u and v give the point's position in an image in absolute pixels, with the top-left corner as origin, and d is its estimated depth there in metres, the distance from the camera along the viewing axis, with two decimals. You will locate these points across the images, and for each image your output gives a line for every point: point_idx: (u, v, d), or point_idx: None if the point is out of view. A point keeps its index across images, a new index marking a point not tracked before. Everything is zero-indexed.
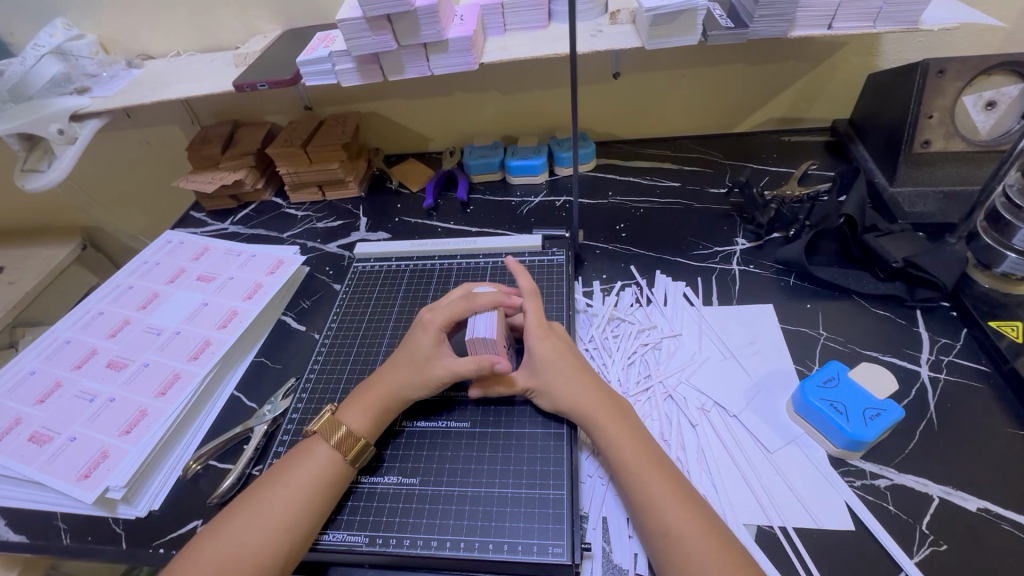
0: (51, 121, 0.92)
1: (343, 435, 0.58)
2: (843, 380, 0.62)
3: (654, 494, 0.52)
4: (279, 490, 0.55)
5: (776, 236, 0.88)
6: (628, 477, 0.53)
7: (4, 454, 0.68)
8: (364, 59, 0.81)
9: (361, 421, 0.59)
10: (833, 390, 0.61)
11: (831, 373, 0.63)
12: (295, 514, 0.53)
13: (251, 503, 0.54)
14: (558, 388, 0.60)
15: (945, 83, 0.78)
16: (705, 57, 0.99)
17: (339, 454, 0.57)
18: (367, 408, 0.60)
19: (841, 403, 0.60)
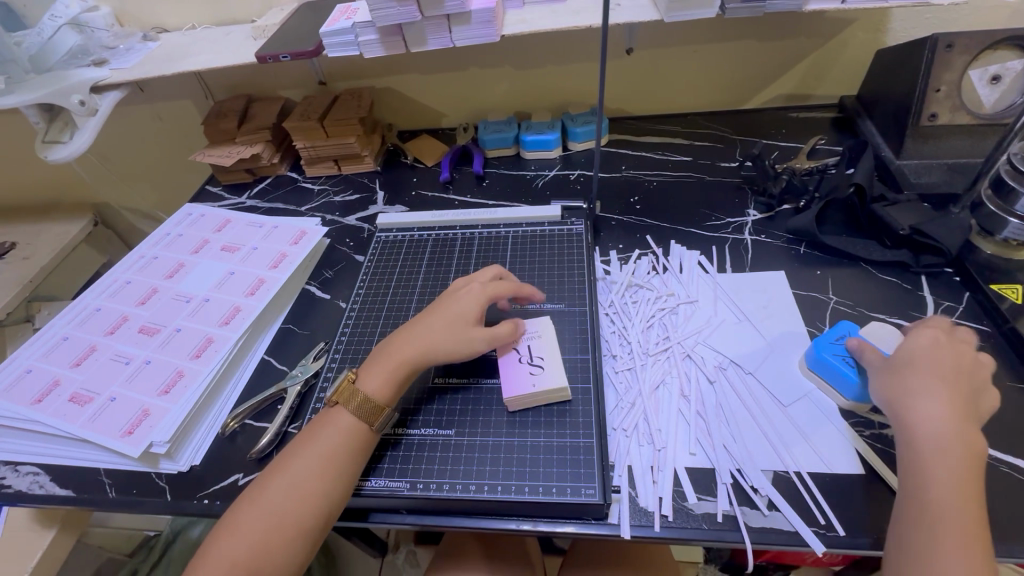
0: (72, 92, 0.93)
1: (363, 399, 0.59)
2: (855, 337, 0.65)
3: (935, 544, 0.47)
4: (308, 458, 0.56)
5: (786, 208, 0.90)
6: (928, 521, 0.48)
7: (47, 413, 0.70)
8: (387, 30, 0.83)
9: (381, 386, 0.60)
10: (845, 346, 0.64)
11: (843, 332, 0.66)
12: (328, 481, 0.55)
13: (284, 470, 0.56)
14: (913, 407, 0.54)
15: (953, 57, 0.80)
16: (718, 32, 1.01)
17: (363, 421, 0.58)
18: (387, 373, 0.61)
19: (854, 358, 0.63)
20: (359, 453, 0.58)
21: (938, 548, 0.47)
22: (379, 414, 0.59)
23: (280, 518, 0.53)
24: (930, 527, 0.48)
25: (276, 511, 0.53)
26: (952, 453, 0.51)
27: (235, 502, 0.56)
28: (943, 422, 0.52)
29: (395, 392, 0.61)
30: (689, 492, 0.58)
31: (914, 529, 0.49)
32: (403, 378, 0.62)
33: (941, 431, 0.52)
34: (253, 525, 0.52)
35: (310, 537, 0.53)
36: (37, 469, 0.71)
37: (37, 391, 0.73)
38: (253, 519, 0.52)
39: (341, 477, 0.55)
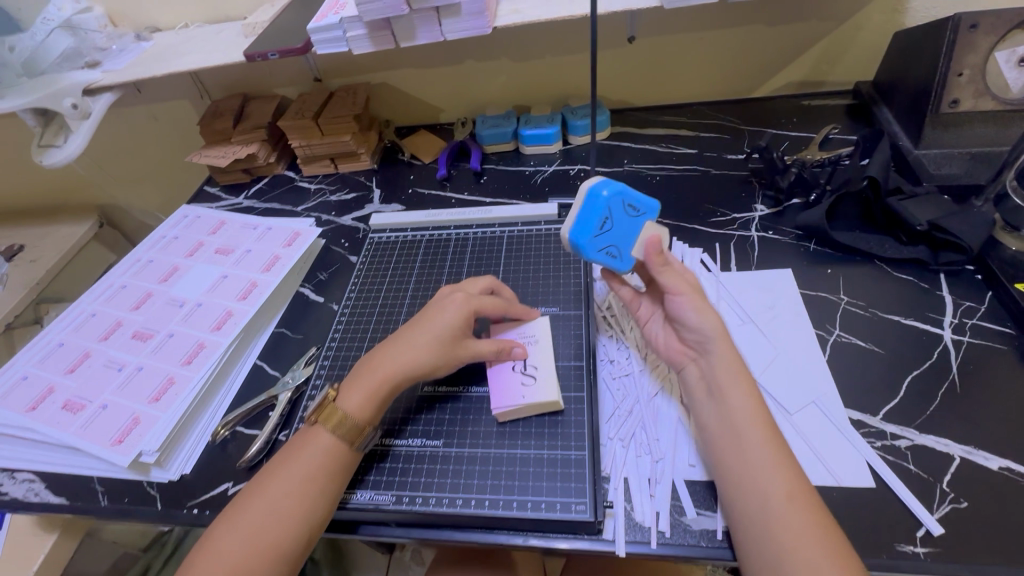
0: (64, 96, 0.92)
1: (341, 420, 0.57)
2: (631, 222, 0.61)
3: (765, 450, 0.50)
4: (284, 482, 0.54)
5: (796, 202, 0.86)
6: (750, 432, 0.51)
7: (40, 421, 0.70)
8: (375, 25, 0.80)
9: (358, 404, 0.58)
10: (607, 232, 0.60)
11: (639, 212, 0.60)
12: (305, 504, 0.53)
13: (259, 494, 0.54)
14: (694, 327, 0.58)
15: (977, 38, 0.75)
16: (724, 17, 0.96)
17: (342, 442, 0.57)
18: (367, 390, 0.59)
19: (614, 244, 0.61)
20: (336, 476, 0.56)
21: (774, 457, 0.50)
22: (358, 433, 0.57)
23: (259, 540, 0.51)
24: (747, 437, 0.51)
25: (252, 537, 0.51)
26: (740, 363, 0.56)
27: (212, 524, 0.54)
28: (725, 336, 0.57)
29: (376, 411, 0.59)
30: (688, 506, 0.55)
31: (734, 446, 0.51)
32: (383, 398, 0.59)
33: (724, 347, 0.57)
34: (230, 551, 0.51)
35: (291, 557, 0.52)
36: (33, 476, 0.71)
37: (31, 398, 0.73)
38: (230, 542, 0.51)
39: (318, 500, 0.54)
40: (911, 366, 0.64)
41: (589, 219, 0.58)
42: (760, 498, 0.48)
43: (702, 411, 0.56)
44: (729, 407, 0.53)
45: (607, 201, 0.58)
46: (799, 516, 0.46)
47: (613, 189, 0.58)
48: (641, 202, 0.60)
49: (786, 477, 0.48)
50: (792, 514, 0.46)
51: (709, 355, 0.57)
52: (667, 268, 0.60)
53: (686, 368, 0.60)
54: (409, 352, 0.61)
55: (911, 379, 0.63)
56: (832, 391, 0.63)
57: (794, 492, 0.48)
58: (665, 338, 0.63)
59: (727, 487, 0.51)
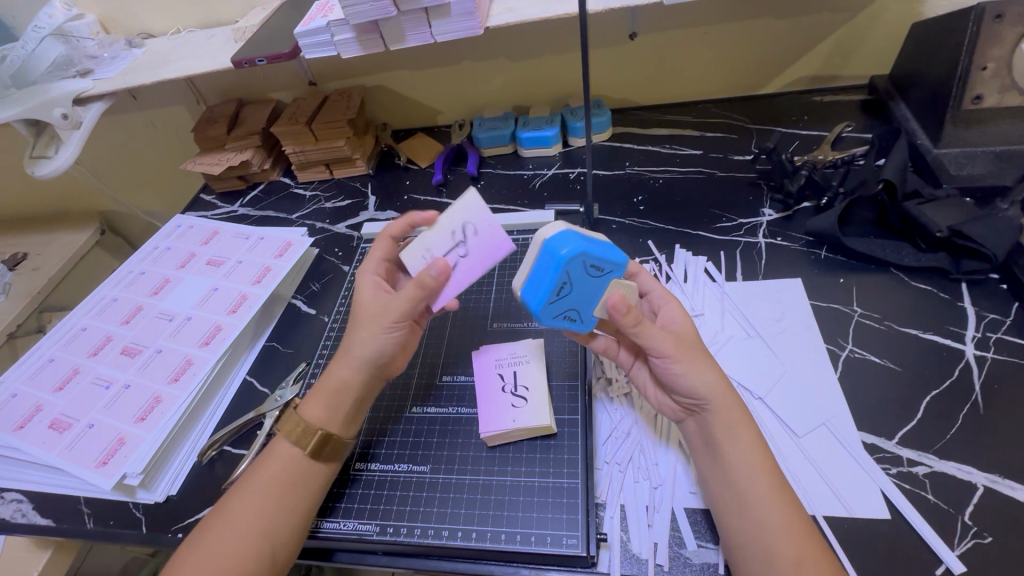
0: (54, 106, 0.91)
1: (301, 427, 0.55)
2: (593, 285, 0.54)
3: (770, 510, 0.46)
4: (246, 494, 0.52)
5: (806, 206, 0.82)
6: (752, 493, 0.47)
7: (26, 441, 0.69)
8: (363, 28, 0.77)
9: (317, 411, 0.56)
10: (563, 298, 0.54)
11: (604, 273, 0.53)
12: (269, 516, 0.51)
13: (224, 509, 0.52)
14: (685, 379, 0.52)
15: (1002, 29, 0.70)
16: (731, 10, 0.91)
17: (301, 449, 0.55)
18: (323, 394, 0.57)
19: (572, 307, 0.56)
20: (300, 486, 0.54)
21: (781, 518, 0.46)
22: (315, 438, 0.55)
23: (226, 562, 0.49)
24: (753, 492, 0.47)
25: (215, 553, 0.49)
26: (742, 416, 0.51)
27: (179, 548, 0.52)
28: (723, 391, 0.52)
29: (336, 415, 0.56)
30: (688, 538, 0.51)
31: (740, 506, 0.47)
32: (346, 400, 0.57)
33: (723, 402, 0.51)
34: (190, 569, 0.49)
35: None
36: (21, 496, 0.70)
37: (18, 417, 0.72)
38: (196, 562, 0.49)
39: (282, 513, 0.52)
40: (929, 385, 0.60)
41: (542, 288, 0.52)
42: (766, 564, 0.44)
43: (704, 467, 0.52)
44: (729, 465, 0.49)
45: (559, 266, 0.51)
46: None
47: (569, 251, 0.50)
48: (607, 260, 0.52)
49: (793, 540, 0.44)
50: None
51: (704, 413, 0.52)
52: (643, 327, 0.52)
53: (686, 423, 0.55)
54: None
55: (930, 399, 0.59)
56: (843, 411, 0.59)
57: (803, 557, 0.44)
58: (656, 393, 0.58)
59: (733, 549, 0.47)
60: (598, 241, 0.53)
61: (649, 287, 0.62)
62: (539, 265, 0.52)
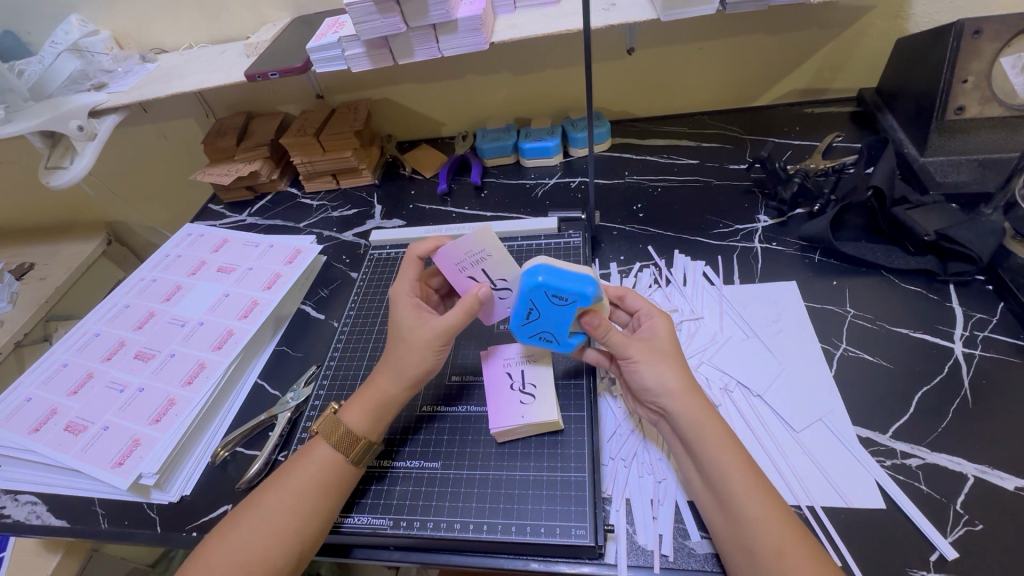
0: (71, 118, 0.94)
1: (343, 433, 0.57)
2: (560, 312, 0.57)
3: (747, 503, 0.48)
4: (279, 492, 0.54)
5: (800, 212, 0.85)
6: (727, 487, 0.49)
7: (43, 443, 0.70)
8: (373, 43, 0.81)
9: (360, 420, 0.58)
10: (535, 321, 0.59)
11: (567, 302, 0.56)
12: (300, 516, 0.53)
13: (259, 507, 0.53)
14: (651, 385, 0.55)
15: (981, 44, 0.74)
16: (725, 26, 0.95)
17: (341, 455, 0.56)
18: (368, 406, 0.59)
19: (547, 330, 0.60)
20: (331, 489, 0.55)
21: (758, 511, 0.47)
22: (356, 446, 0.57)
23: (253, 558, 0.50)
24: (731, 489, 0.49)
25: (246, 547, 0.51)
26: (709, 414, 0.53)
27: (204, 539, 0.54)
28: (685, 393, 0.54)
29: (378, 425, 0.59)
30: (692, 529, 0.53)
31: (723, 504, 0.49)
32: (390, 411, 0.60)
33: (688, 404, 0.53)
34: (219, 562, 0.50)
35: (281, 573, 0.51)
36: (36, 498, 0.71)
37: (33, 420, 0.74)
38: (225, 554, 0.51)
39: (314, 514, 0.53)
40: (921, 382, 0.62)
41: (513, 311, 0.59)
42: (751, 555, 0.46)
43: (687, 467, 0.54)
44: (704, 463, 0.51)
45: (524, 293, 0.57)
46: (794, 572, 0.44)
47: (537, 280, 0.56)
48: (569, 291, 0.56)
49: (772, 531, 0.46)
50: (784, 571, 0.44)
51: (672, 417, 0.54)
52: (609, 333, 0.57)
53: (662, 425, 0.57)
54: (404, 377, 0.60)
55: (921, 395, 0.61)
56: (840, 407, 0.61)
57: (783, 546, 0.45)
58: (635, 397, 0.61)
59: (722, 543, 0.49)
60: (569, 273, 0.57)
61: (638, 306, 0.64)
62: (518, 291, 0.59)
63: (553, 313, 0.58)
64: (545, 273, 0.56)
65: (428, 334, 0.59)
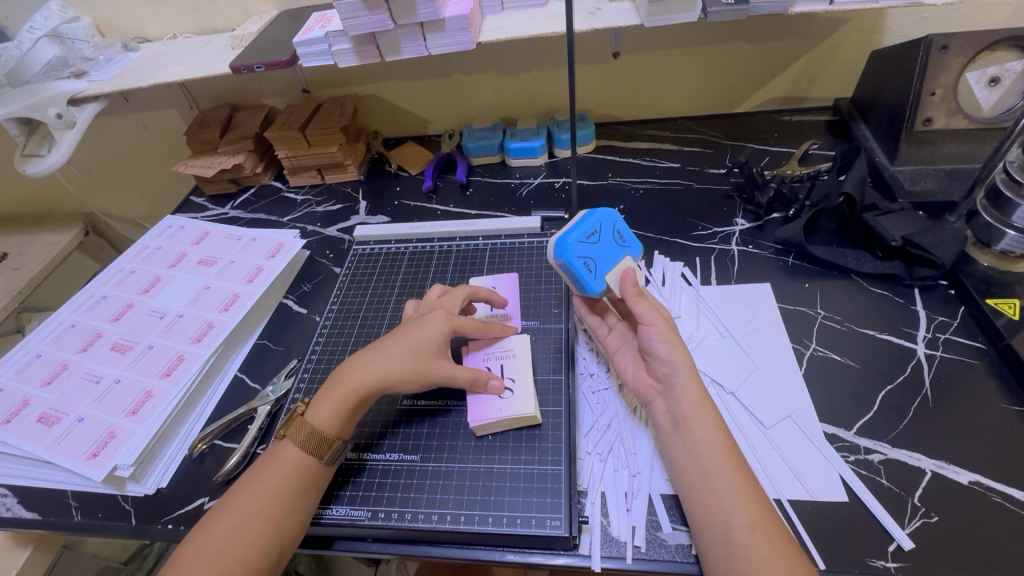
0: (49, 105, 0.92)
1: (308, 433, 0.57)
2: (611, 252, 0.64)
3: (730, 482, 0.50)
4: (262, 487, 0.55)
5: (776, 216, 0.88)
6: (713, 462, 0.51)
7: (14, 434, 0.69)
8: (360, 39, 0.81)
9: (328, 417, 0.58)
10: (590, 244, 0.63)
11: (623, 244, 0.66)
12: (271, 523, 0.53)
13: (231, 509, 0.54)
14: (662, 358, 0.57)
15: (948, 59, 0.77)
16: (706, 34, 0.97)
17: (312, 455, 0.57)
18: (336, 402, 0.59)
19: (591, 259, 0.63)
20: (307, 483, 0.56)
21: (738, 487, 0.49)
22: (328, 447, 0.57)
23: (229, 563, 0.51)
24: (717, 464, 0.51)
25: (221, 551, 0.51)
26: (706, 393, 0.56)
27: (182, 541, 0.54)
28: (692, 371, 0.56)
29: (346, 422, 0.59)
30: (664, 520, 0.54)
31: (703, 482, 0.51)
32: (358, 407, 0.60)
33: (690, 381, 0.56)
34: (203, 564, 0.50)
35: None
36: (5, 491, 0.70)
37: (6, 410, 0.72)
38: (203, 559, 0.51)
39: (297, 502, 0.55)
40: (885, 380, 0.65)
41: (583, 225, 0.63)
42: (725, 530, 0.48)
43: (669, 446, 0.55)
44: (694, 438, 0.53)
45: (593, 221, 0.64)
46: (763, 546, 0.46)
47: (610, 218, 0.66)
48: (627, 236, 0.66)
49: (748, 506, 0.48)
50: (756, 544, 0.46)
51: (676, 392, 0.56)
52: (643, 297, 0.60)
53: (654, 404, 0.59)
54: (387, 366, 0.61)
55: (886, 392, 0.64)
56: (807, 404, 0.63)
57: (757, 521, 0.47)
58: (635, 372, 0.62)
59: (695, 521, 0.50)
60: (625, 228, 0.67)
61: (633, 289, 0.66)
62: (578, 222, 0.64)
63: (601, 245, 0.64)
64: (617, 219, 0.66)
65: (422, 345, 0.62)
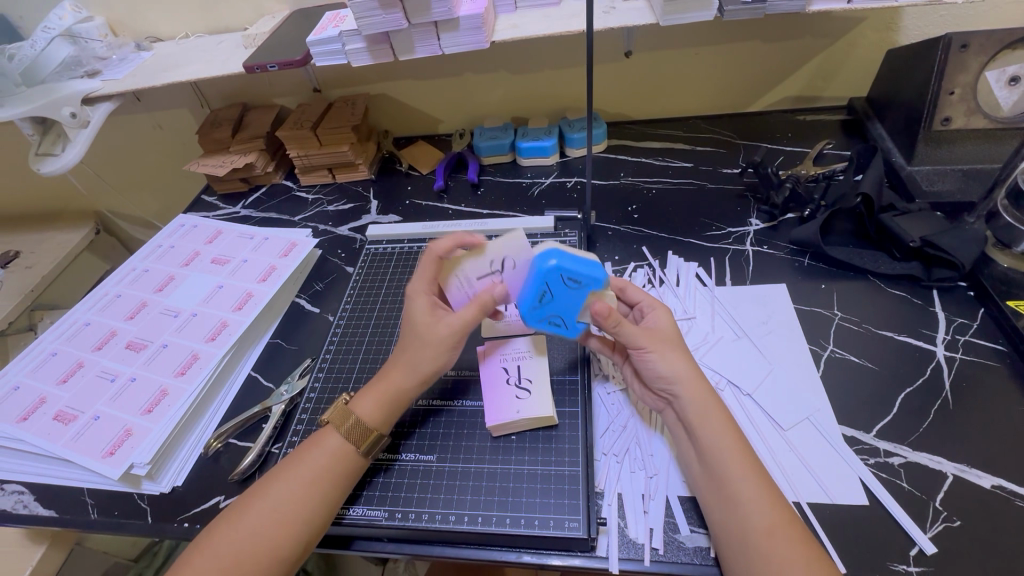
0: (64, 105, 0.93)
1: (354, 424, 0.58)
2: (574, 295, 0.59)
3: (744, 486, 0.49)
4: (291, 481, 0.54)
5: (791, 216, 0.87)
6: (724, 468, 0.51)
7: (32, 432, 0.70)
8: (373, 38, 0.81)
9: (373, 411, 0.59)
10: (547, 304, 0.60)
11: (581, 285, 0.58)
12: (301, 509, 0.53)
13: (261, 492, 0.54)
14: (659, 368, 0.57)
15: (967, 58, 0.76)
16: (720, 33, 0.96)
17: (353, 446, 0.57)
18: (380, 396, 0.60)
19: (556, 315, 0.61)
20: (344, 477, 0.56)
21: (753, 492, 0.49)
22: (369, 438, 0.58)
23: (254, 547, 0.51)
24: (728, 470, 0.51)
25: (249, 535, 0.51)
26: (712, 399, 0.55)
27: (205, 528, 0.54)
28: (692, 379, 0.56)
29: (389, 417, 0.60)
30: (682, 523, 0.54)
31: (719, 488, 0.50)
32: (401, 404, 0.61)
33: (692, 388, 0.55)
34: (226, 550, 0.51)
35: (283, 562, 0.51)
36: (22, 488, 0.70)
37: (22, 408, 0.73)
38: (229, 544, 0.51)
39: (332, 494, 0.55)
40: (904, 382, 0.64)
41: (528, 293, 0.59)
42: (742, 536, 0.48)
43: (686, 452, 0.55)
44: (704, 445, 0.53)
45: (540, 277, 0.58)
46: (782, 553, 0.45)
47: (551, 264, 0.57)
48: (583, 275, 0.58)
49: (765, 512, 0.48)
50: (774, 552, 0.46)
51: (678, 402, 0.56)
52: (622, 326, 0.57)
53: (666, 413, 0.59)
54: (404, 365, 0.61)
55: (906, 395, 0.63)
56: (826, 407, 0.63)
57: (774, 527, 0.47)
58: (640, 384, 0.62)
59: (715, 526, 0.50)
60: (580, 258, 0.58)
61: (638, 299, 0.64)
62: (528, 277, 0.59)
63: (560, 298, 0.59)
64: (565, 259, 0.57)
65: (444, 331, 0.60)
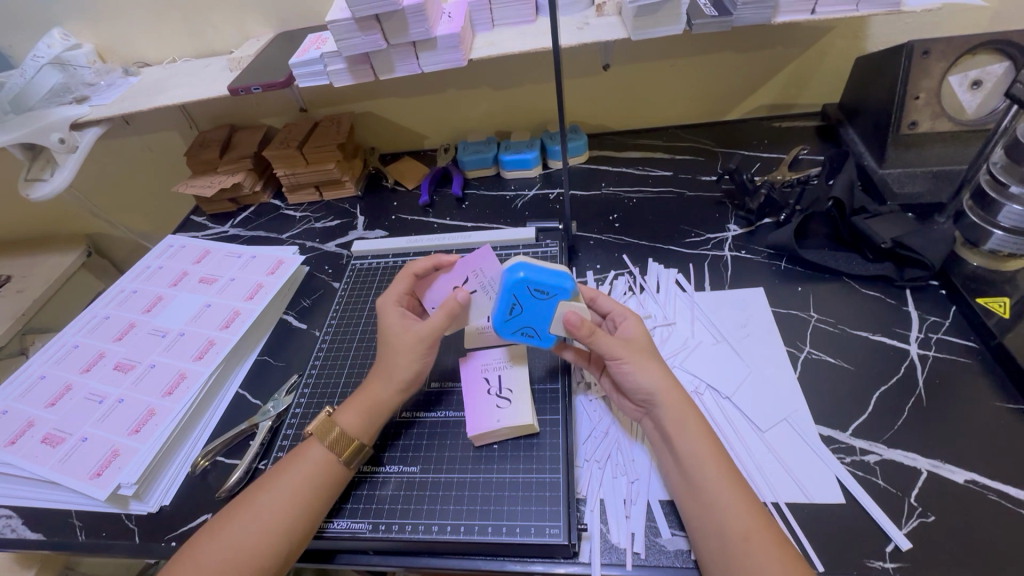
0: (52, 130, 0.94)
1: (337, 435, 0.59)
2: (542, 306, 0.61)
3: (722, 492, 0.50)
4: (270, 491, 0.55)
5: (767, 221, 0.89)
6: (701, 475, 0.52)
7: (19, 455, 0.70)
8: (354, 59, 0.83)
9: (354, 421, 0.60)
10: (517, 316, 0.61)
11: (549, 296, 0.60)
12: (285, 520, 0.54)
13: (248, 502, 0.55)
14: (639, 377, 0.58)
15: (930, 64, 0.78)
16: (694, 45, 0.99)
17: (335, 455, 0.58)
18: (362, 408, 0.61)
19: (528, 326, 0.62)
20: (326, 488, 0.57)
21: (729, 498, 0.50)
22: (348, 447, 0.58)
23: (237, 557, 0.51)
24: (704, 478, 0.51)
25: (233, 546, 0.52)
26: (689, 408, 0.56)
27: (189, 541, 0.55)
28: (668, 388, 0.57)
29: (373, 428, 0.61)
30: (663, 526, 0.55)
31: (697, 494, 0.51)
32: (381, 415, 0.61)
33: (669, 397, 0.56)
34: (209, 561, 0.51)
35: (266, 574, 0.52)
36: (10, 511, 0.71)
37: (10, 432, 0.73)
38: (213, 554, 0.51)
39: (312, 502, 0.55)
40: (879, 381, 0.65)
41: (498, 307, 0.61)
42: (719, 541, 0.48)
43: (664, 460, 0.56)
44: (681, 454, 0.53)
45: (508, 289, 0.60)
46: (758, 555, 0.46)
47: (518, 276, 0.59)
48: (551, 285, 0.59)
49: (741, 517, 0.48)
50: (751, 555, 0.46)
51: (655, 409, 0.57)
52: (597, 335, 0.58)
53: (643, 420, 0.60)
54: (387, 375, 0.62)
55: (880, 393, 0.64)
56: (802, 408, 0.64)
57: (751, 532, 0.48)
58: (619, 395, 0.63)
59: (693, 532, 0.51)
60: (548, 269, 0.60)
61: (609, 308, 0.66)
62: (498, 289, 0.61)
63: (529, 309, 0.61)
64: (533, 272, 0.59)
65: (414, 337, 0.62)
